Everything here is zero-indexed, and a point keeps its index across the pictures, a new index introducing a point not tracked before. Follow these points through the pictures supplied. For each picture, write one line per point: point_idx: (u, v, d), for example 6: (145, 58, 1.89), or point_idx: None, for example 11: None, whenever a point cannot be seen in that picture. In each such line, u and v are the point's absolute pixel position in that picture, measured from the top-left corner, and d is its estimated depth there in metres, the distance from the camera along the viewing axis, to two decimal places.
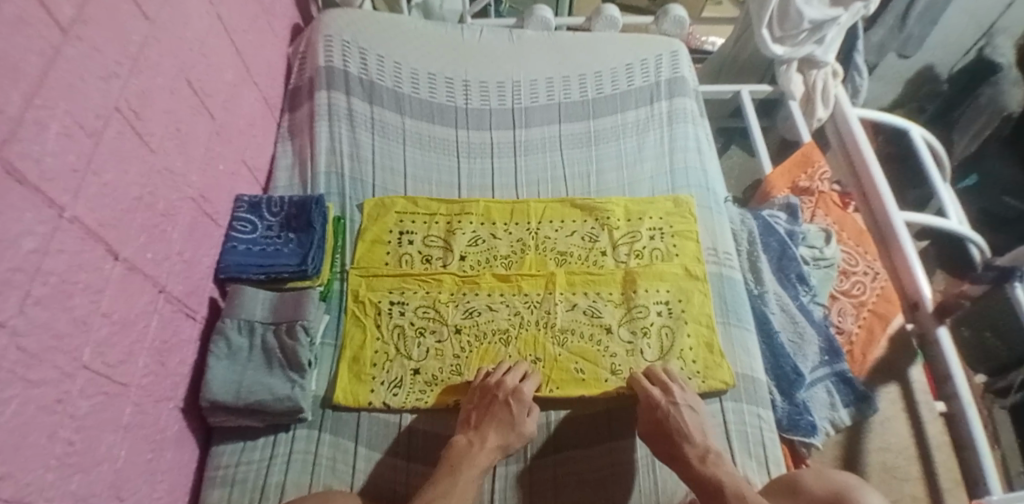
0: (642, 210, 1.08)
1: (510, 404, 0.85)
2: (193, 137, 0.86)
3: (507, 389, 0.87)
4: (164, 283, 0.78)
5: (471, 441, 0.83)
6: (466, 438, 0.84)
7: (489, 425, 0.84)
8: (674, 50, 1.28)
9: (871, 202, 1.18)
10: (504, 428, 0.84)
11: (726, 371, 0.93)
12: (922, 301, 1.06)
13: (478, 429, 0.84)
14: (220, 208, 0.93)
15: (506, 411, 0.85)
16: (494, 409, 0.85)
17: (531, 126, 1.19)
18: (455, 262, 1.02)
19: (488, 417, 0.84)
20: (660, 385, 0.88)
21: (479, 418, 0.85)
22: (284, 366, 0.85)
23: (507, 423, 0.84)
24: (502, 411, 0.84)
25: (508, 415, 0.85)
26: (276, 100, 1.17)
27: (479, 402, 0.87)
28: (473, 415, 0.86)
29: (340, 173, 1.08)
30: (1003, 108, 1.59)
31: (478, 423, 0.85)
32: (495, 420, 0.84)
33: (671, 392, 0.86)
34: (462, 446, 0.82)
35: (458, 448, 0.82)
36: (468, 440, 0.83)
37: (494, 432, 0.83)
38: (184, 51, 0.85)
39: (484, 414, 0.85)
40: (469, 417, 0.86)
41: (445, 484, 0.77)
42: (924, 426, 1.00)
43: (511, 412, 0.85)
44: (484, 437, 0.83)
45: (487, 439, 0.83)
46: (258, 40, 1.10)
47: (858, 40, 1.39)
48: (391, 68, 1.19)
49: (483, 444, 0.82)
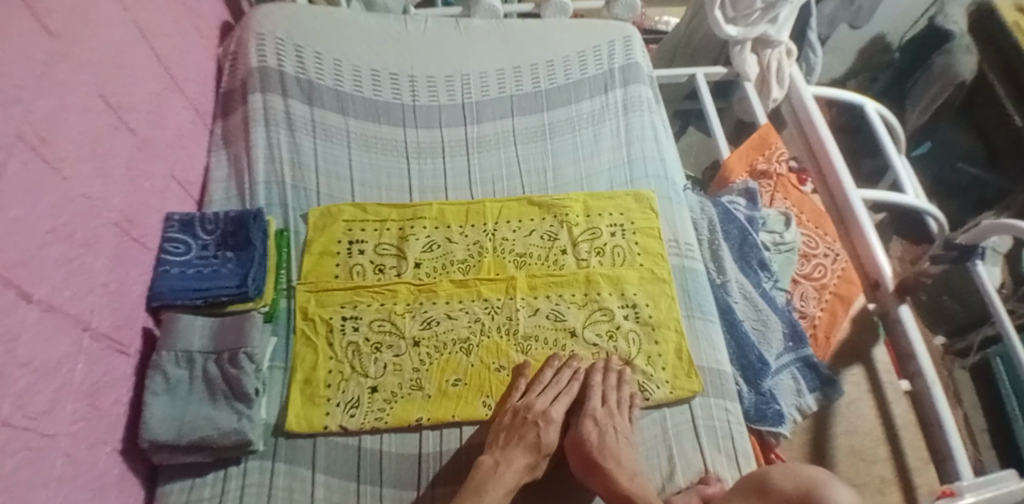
0: (602, 205, 1.05)
1: (539, 425, 0.83)
2: (113, 157, 0.79)
3: (536, 411, 0.84)
4: (88, 320, 0.71)
5: (497, 461, 0.79)
6: (492, 457, 0.80)
7: (516, 444, 0.81)
8: (628, 36, 1.24)
9: (830, 184, 1.19)
10: (531, 449, 0.81)
11: (695, 379, 0.90)
12: (883, 281, 1.07)
13: (504, 448, 0.81)
14: (148, 229, 0.86)
15: (533, 433, 0.82)
16: (523, 431, 0.82)
17: (482, 121, 1.14)
18: (409, 270, 0.97)
19: (516, 440, 0.81)
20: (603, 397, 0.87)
21: (508, 437, 0.82)
22: (229, 396, 0.80)
23: (533, 444, 0.81)
24: (532, 433, 0.82)
25: (536, 436, 0.82)
26: (207, 106, 1.09)
27: (510, 422, 0.83)
28: (501, 436, 0.82)
29: (281, 183, 1.01)
30: (956, 75, 1.60)
31: (504, 443, 0.81)
32: (523, 441, 0.81)
33: (591, 409, 0.85)
34: (487, 467, 0.78)
35: (484, 469, 0.78)
36: (495, 460, 0.79)
37: (521, 452, 0.80)
38: (96, 62, 0.77)
39: (515, 431, 0.82)
40: (497, 436, 0.82)
41: None
42: (891, 405, 1.01)
43: (538, 435, 0.82)
44: (512, 456, 0.79)
45: (515, 460, 0.79)
46: (182, 43, 1.02)
47: (812, 17, 1.37)
48: (331, 66, 1.13)
49: (510, 465, 0.79)
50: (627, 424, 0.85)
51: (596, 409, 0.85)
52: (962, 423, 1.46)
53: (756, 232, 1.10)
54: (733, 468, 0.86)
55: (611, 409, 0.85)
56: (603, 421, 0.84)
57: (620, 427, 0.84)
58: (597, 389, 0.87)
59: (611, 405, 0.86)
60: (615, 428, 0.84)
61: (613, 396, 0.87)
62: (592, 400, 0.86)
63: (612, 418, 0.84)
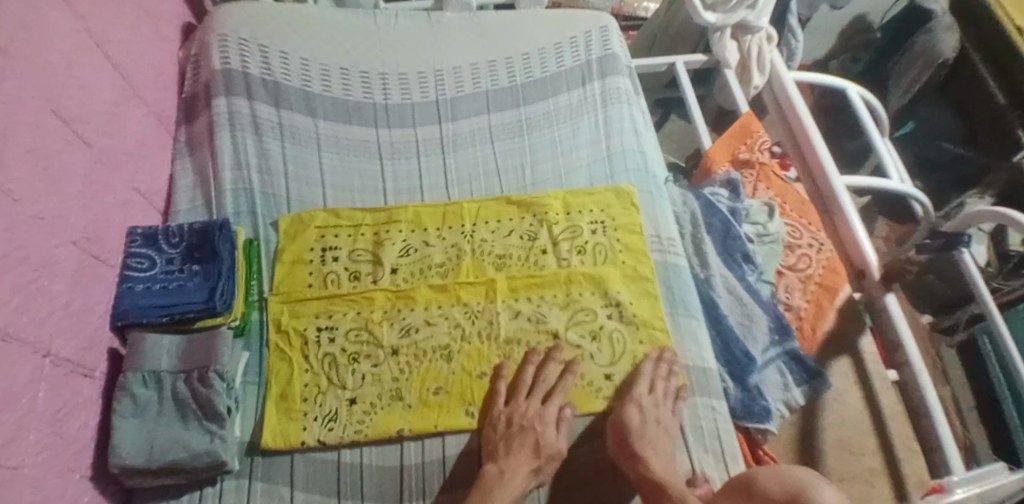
0: (582, 202, 1.03)
1: (537, 429, 0.80)
2: (69, 173, 0.75)
3: (530, 415, 0.82)
4: (49, 346, 0.68)
5: (502, 470, 0.77)
6: (496, 466, 0.78)
7: (517, 451, 0.78)
8: (605, 26, 1.20)
9: (812, 169, 1.17)
10: (530, 455, 0.78)
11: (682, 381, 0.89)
12: (868, 268, 1.05)
13: (507, 456, 0.78)
14: (110, 245, 0.83)
15: (531, 437, 0.80)
16: (521, 437, 0.80)
17: (457, 118, 1.11)
18: (386, 276, 0.95)
19: (515, 447, 0.79)
20: (644, 384, 0.85)
21: (509, 445, 0.79)
22: (200, 416, 0.77)
23: (533, 452, 0.78)
24: (529, 438, 0.80)
25: (535, 439, 0.80)
26: (170, 112, 1.05)
27: (505, 430, 0.81)
28: (501, 446, 0.80)
29: (249, 190, 0.98)
30: (937, 55, 1.60)
31: (505, 453, 0.79)
32: (522, 448, 0.79)
33: (638, 396, 0.83)
34: (493, 477, 0.76)
35: (489, 479, 0.76)
36: (499, 469, 0.77)
37: (524, 458, 0.78)
38: (45, 74, 0.73)
39: (514, 437, 0.80)
40: (496, 447, 0.80)
41: None
42: (879, 396, 1.01)
43: (537, 439, 0.80)
44: (516, 463, 0.77)
45: (518, 467, 0.77)
46: (140, 48, 0.97)
47: (791, 2, 1.35)
48: (297, 65, 1.09)
49: (515, 473, 0.76)
50: (670, 415, 0.84)
51: (641, 396, 0.83)
52: (950, 400, 1.47)
53: (739, 224, 1.09)
54: (721, 468, 0.85)
55: (655, 399, 0.84)
56: (647, 408, 0.82)
57: (663, 416, 0.82)
58: (642, 377, 0.86)
59: (656, 395, 0.84)
60: (658, 416, 0.82)
61: (660, 385, 0.85)
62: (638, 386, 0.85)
63: (656, 406, 0.83)
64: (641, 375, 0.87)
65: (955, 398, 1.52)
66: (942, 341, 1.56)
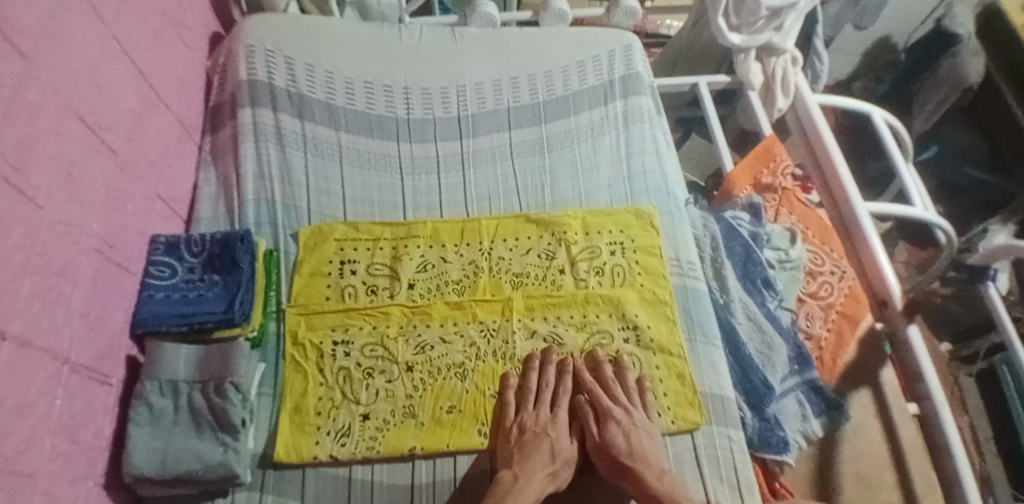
0: (601, 222, 1.02)
1: (550, 435, 0.84)
2: (91, 181, 0.75)
3: (543, 423, 0.85)
4: (65, 352, 0.68)
5: (517, 476, 0.79)
6: (511, 472, 0.79)
7: (532, 455, 0.81)
8: (628, 45, 1.20)
9: (834, 192, 1.13)
10: (546, 458, 0.81)
11: (697, 410, 0.88)
12: (891, 298, 1.01)
13: (522, 461, 0.80)
14: (131, 253, 0.83)
15: (547, 442, 0.83)
16: (537, 442, 0.82)
17: (478, 134, 1.11)
18: (403, 291, 0.95)
19: (529, 450, 0.81)
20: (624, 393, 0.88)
21: (522, 451, 0.81)
22: (214, 427, 0.78)
23: (547, 457, 0.82)
24: (542, 444, 0.82)
25: (549, 445, 0.83)
26: (195, 121, 1.06)
27: (518, 438, 0.83)
28: (515, 451, 0.82)
29: (271, 201, 0.99)
30: (964, 78, 1.57)
31: (518, 457, 0.81)
32: (536, 450, 0.81)
33: (613, 412, 0.85)
34: (507, 483, 0.78)
35: (503, 485, 0.78)
36: (513, 475, 0.79)
37: (540, 462, 0.81)
38: (70, 83, 0.74)
39: (528, 445, 0.82)
40: (508, 452, 0.82)
41: None
42: (897, 429, 0.97)
43: (552, 444, 0.83)
44: (530, 468, 0.79)
45: (533, 472, 0.79)
46: (166, 58, 0.98)
47: (818, 25, 1.34)
48: (322, 78, 1.09)
49: (530, 478, 0.78)
50: (647, 418, 0.86)
51: (614, 411, 0.85)
52: (967, 430, 1.42)
53: (760, 249, 1.07)
54: (736, 497, 0.83)
55: (627, 407, 0.86)
56: (626, 422, 0.84)
57: (642, 426, 0.84)
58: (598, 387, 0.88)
59: (625, 402, 0.86)
60: (639, 427, 0.84)
61: (620, 389, 0.88)
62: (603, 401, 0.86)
63: (631, 417, 0.85)
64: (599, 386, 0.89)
65: (973, 429, 1.47)
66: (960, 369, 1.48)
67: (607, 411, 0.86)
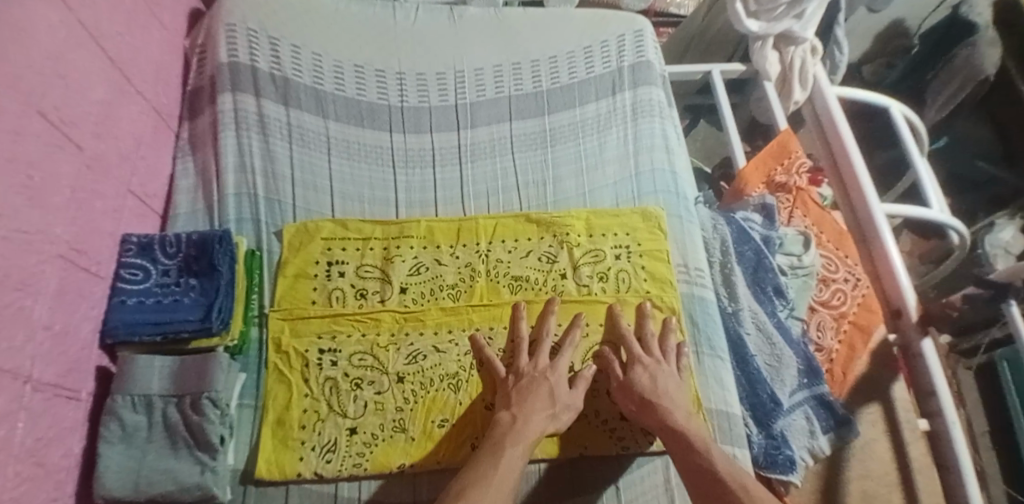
0: (606, 224, 0.96)
1: (549, 379, 0.80)
2: (54, 182, 0.69)
3: (541, 367, 0.81)
4: (29, 371, 0.62)
5: (514, 416, 0.76)
6: (509, 413, 0.77)
7: (533, 398, 0.78)
8: (639, 30, 1.12)
9: (848, 192, 1.07)
10: (545, 402, 0.78)
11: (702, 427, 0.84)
12: (905, 308, 0.96)
13: (521, 404, 0.77)
14: (101, 256, 0.78)
15: (544, 387, 0.79)
16: (532, 387, 0.79)
17: (476, 125, 1.04)
18: (394, 296, 0.89)
19: (530, 397, 0.78)
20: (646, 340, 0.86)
21: (520, 394, 0.79)
22: (191, 445, 0.73)
23: (548, 399, 0.78)
24: (542, 388, 0.79)
25: (548, 389, 0.79)
26: (172, 107, 0.99)
27: (516, 383, 0.80)
28: (513, 394, 0.79)
29: (253, 195, 0.93)
30: (979, 71, 1.49)
31: (518, 401, 0.78)
32: (536, 395, 0.78)
33: (641, 357, 0.83)
34: (505, 423, 0.75)
35: (501, 426, 0.75)
36: (512, 415, 0.76)
37: (539, 405, 0.77)
38: (31, 75, 0.66)
39: (526, 389, 0.79)
40: (507, 397, 0.79)
41: (486, 461, 0.71)
42: (906, 448, 0.94)
43: (550, 389, 0.79)
44: (530, 409, 0.76)
45: (532, 416, 0.76)
46: (140, 39, 0.90)
47: (840, 12, 1.26)
48: (309, 61, 1.02)
49: (527, 420, 0.75)
50: (674, 372, 0.83)
51: (643, 357, 0.83)
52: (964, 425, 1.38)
53: (772, 254, 1.02)
54: None
55: (655, 356, 0.84)
56: (652, 367, 0.82)
57: (669, 373, 0.82)
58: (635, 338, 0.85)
59: (656, 354, 0.84)
60: (664, 371, 0.82)
61: (657, 344, 0.85)
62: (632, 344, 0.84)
63: (659, 363, 0.83)
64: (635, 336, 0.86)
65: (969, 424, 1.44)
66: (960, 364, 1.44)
67: (634, 356, 0.83)
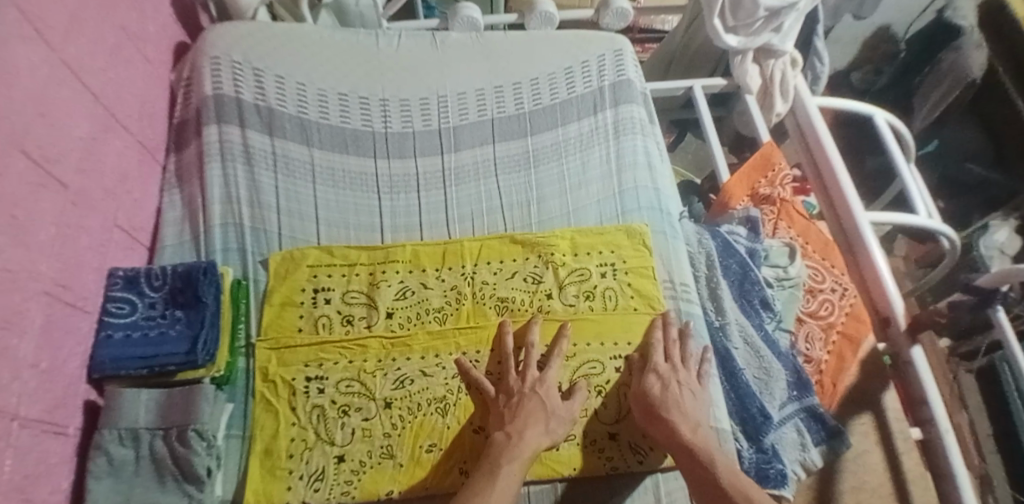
0: (591, 242, 0.97)
1: (540, 394, 0.81)
2: (37, 220, 0.70)
3: (531, 380, 0.82)
4: (16, 408, 0.63)
5: (509, 435, 0.76)
6: (504, 431, 0.77)
7: (526, 416, 0.78)
8: (619, 49, 1.14)
9: (834, 203, 1.08)
10: (541, 421, 0.78)
11: None
12: (894, 317, 0.97)
13: (513, 422, 0.78)
14: (88, 291, 0.79)
15: (535, 401, 0.80)
16: (525, 402, 0.80)
17: (460, 149, 1.06)
18: (380, 321, 0.89)
19: (522, 414, 0.78)
20: (661, 347, 0.87)
21: (513, 412, 0.79)
22: (179, 478, 0.74)
23: (543, 413, 0.79)
24: (533, 402, 0.80)
25: (540, 403, 0.80)
26: (159, 140, 1.01)
27: (509, 402, 0.81)
28: (506, 414, 0.80)
29: (239, 224, 0.94)
30: (965, 74, 1.49)
31: (513, 416, 0.79)
32: (530, 413, 0.78)
33: (657, 365, 0.84)
34: (500, 442, 0.76)
35: (496, 445, 0.76)
36: (507, 433, 0.77)
37: (533, 424, 0.77)
38: (13, 115, 0.67)
39: (518, 406, 0.80)
40: (502, 413, 0.80)
41: (484, 482, 0.72)
42: (901, 459, 0.95)
43: (541, 402, 0.80)
44: (523, 427, 0.77)
45: (526, 433, 0.76)
46: (125, 75, 0.92)
47: (818, 23, 1.27)
48: (293, 91, 1.03)
49: (522, 438, 0.76)
50: (692, 379, 0.84)
51: (659, 364, 0.84)
52: (968, 430, 1.36)
53: (757, 267, 1.02)
54: None
55: (671, 363, 0.85)
56: (667, 375, 0.83)
57: (684, 381, 0.83)
58: (659, 346, 0.86)
59: (674, 361, 0.85)
60: (678, 380, 0.83)
61: (675, 351, 0.86)
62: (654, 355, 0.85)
63: (674, 371, 0.84)
64: (659, 343, 0.87)
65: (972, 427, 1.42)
66: (960, 366, 1.42)
67: (649, 362, 0.85)
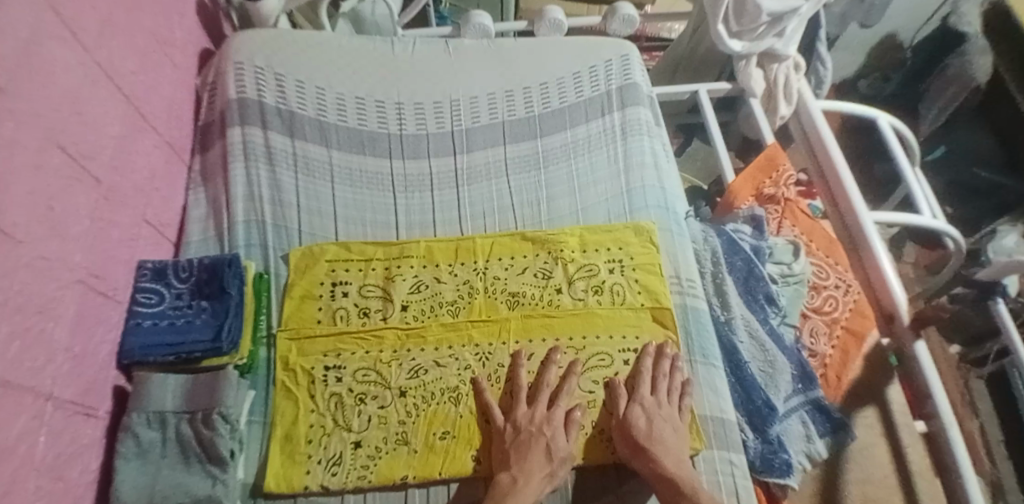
0: (599, 240, 1.00)
1: (546, 434, 0.80)
2: (72, 212, 0.74)
3: (539, 419, 0.82)
4: (50, 389, 0.66)
5: (515, 478, 0.77)
6: (508, 474, 0.78)
7: (529, 456, 0.78)
8: (626, 55, 1.17)
9: (837, 201, 1.10)
10: (542, 459, 0.79)
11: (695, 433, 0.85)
12: (896, 311, 0.98)
13: (519, 462, 0.78)
14: (118, 281, 0.83)
15: (541, 443, 0.80)
16: (530, 442, 0.80)
17: (472, 150, 1.09)
18: (396, 313, 0.92)
19: (524, 453, 0.79)
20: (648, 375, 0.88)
21: (519, 453, 0.79)
22: (203, 459, 0.77)
23: (544, 460, 0.79)
24: (539, 445, 0.79)
25: (545, 445, 0.80)
26: (185, 142, 1.05)
27: (514, 439, 0.80)
28: (511, 452, 0.79)
29: (261, 222, 0.98)
30: (971, 80, 1.55)
31: (516, 457, 0.79)
32: (533, 454, 0.79)
33: (641, 396, 0.85)
34: (505, 485, 0.76)
35: (501, 486, 0.76)
36: (512, 476, 0.77)
37: (538, 462, 0.78)
38: (49, 113, 0.71)
39: (524, 445, 0.79)
40: (505, 452, 0.80)
41: None
42: (905, 450, 0.95)
43: (547, 444, 0.80)
44: (528, 470, 0.77)
45: (532, 474, 0.77)
46: (153, 79, 0.97)
47: (820, 28, 1.30)
48: (313, 94, 1.08)
49: (528, 480, 0.77)
50: (676, 411, 0.85)
51: (644, 397, 0.85)
52: (978, 434, 1.36)
53: (763, 264, 1.04)
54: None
55: (659, 397, 0.85)
56: (652, 409, 0.83)
57: (667, 416, 0.83)
58: (646, 379, 0.87)
59: (660, 395, 0.85)
60: (663, 415, 0.83)
61: (663, 385, 0.86)
62: (642, 375, 0.87)
63: (659, 404, 0.84)
64: (649, 375, 0.87)
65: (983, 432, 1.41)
66: (971, 370, 1.42)
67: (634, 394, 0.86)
